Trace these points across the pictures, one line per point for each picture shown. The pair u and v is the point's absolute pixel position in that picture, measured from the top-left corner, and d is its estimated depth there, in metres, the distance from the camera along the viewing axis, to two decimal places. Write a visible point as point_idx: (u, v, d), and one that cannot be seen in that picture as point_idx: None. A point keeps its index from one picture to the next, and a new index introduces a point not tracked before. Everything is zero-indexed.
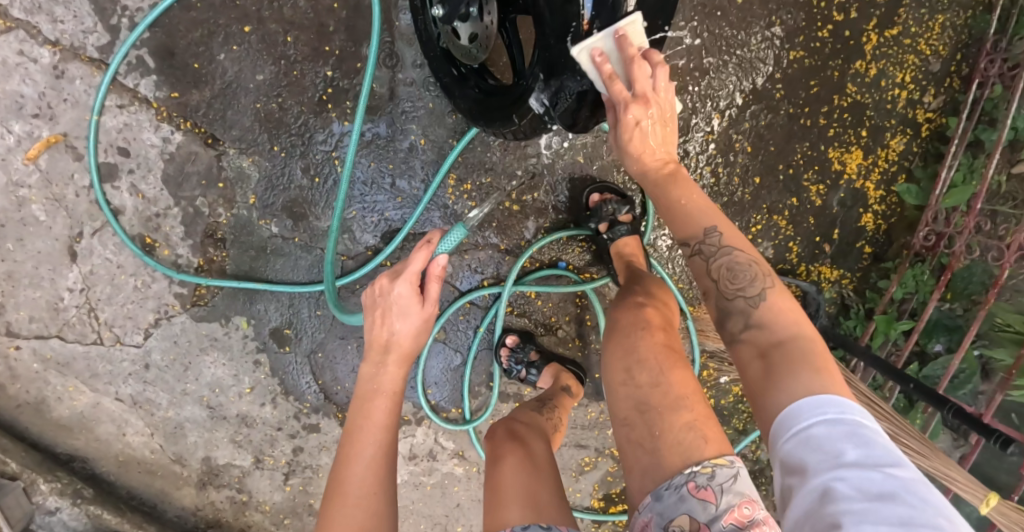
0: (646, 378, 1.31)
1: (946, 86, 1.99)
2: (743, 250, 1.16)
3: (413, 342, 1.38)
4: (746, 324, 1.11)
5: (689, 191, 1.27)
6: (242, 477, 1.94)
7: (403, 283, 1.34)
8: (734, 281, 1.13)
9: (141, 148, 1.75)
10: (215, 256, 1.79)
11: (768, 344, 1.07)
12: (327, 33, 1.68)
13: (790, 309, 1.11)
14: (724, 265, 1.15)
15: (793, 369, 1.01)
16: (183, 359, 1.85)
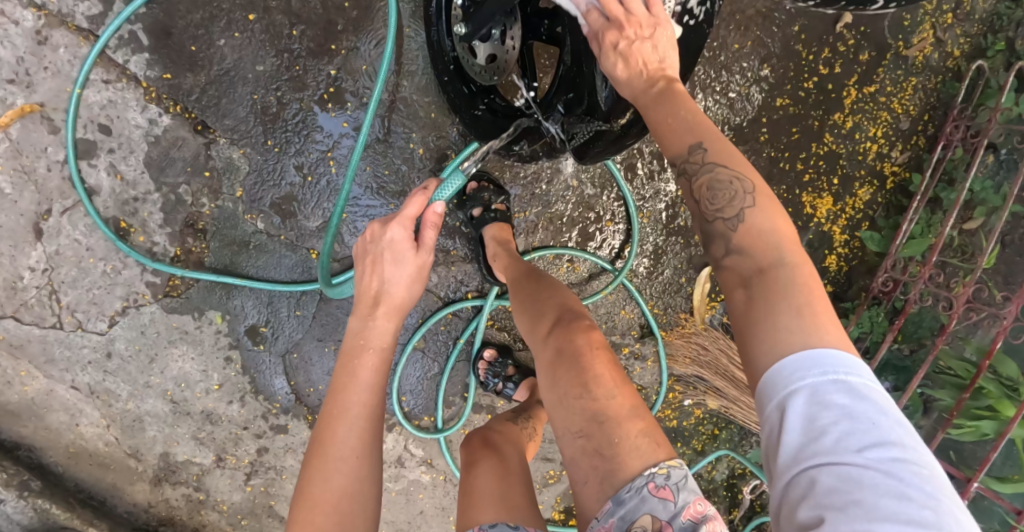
0: (601, 392, 1.34)
1: (912, 144, 2.14)
2: (727, 166, 1.03)
3: (403, 293, 1.44)
4: (728, 250, 1.00)
5: (671, 108, 1.11)
6: (201, 476, 1.88)
7: (396, 228, 1.42)
8: (714, 203, 1.02)
9: (124, 128, 1.68)
10: (193, 246, 1.73)
11: (752, 270, 0.96)
12: (334, 31, 1.65)
13: (783, 227, 0.98)
14: (706, 183, 1.03)
15: (773, 306, 0.91)
16: (149, 350, 1.78)
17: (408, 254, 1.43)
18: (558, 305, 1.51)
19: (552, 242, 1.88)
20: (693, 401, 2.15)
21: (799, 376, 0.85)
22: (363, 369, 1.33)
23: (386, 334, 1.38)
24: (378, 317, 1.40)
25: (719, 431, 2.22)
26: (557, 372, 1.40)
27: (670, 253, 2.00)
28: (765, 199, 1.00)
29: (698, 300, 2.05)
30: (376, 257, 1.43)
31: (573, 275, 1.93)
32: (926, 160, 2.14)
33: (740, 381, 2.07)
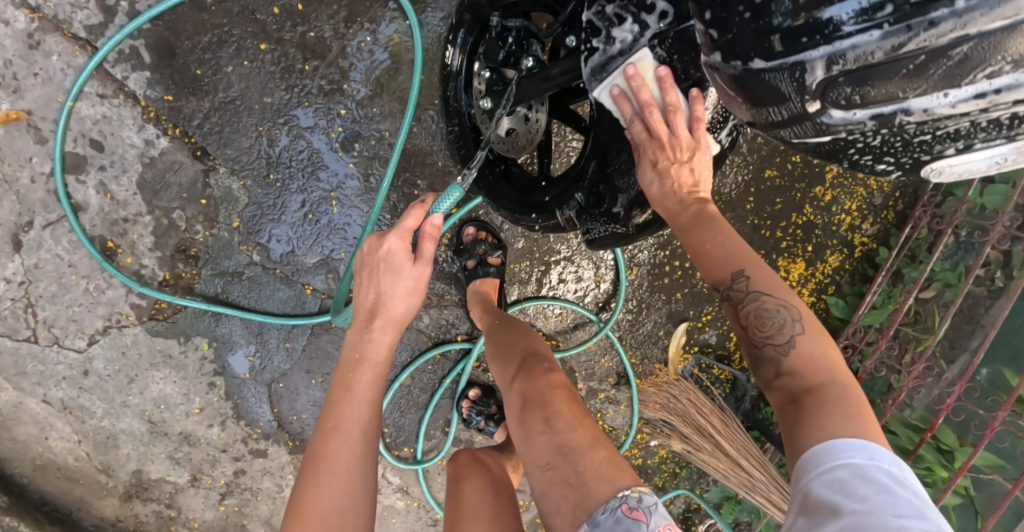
0: (561, 427, 1.36)
1: (881, 218, 2.28)
2: (774, 295, 1.11)
3: (402, 306, 1.29)
4: (779, 373, 1.07)
5: (706, 232, 1.18)
6: (174, 493, 1.88)
7: (394, 237, 1.27)
8: (763, 329, 1.10)
9: (118, 145, 1.60)
10: (184, 272, 1.69)
11: (803, 389, 1.04)
12: (348, 71, 1.62)
13: (833, 355, 1.07)
14: (754, 311, 1.11)
15: (827, 412, 0.97)
16: (129, 371, 1.75)
17: (406, 266, 1.28)
18: (524, 352, 1.56)
19: (541, 292, 1.93)
20: (659, 442, 2.32)
21: (853, 456, 0.90)
22: (359, 384, 1.23)
23: (382, 347, 1.27)
24: (374, 330, 1.27)
25: (680, 470, 2.40)
26: (525, 415, 1.44)
27: (654, 308, 2.17)
28: (814, 329, 1.08)
29: (673, 351, 2.23)
30: (374, 269, 1.30)
31: (560, 324, 2.00)
32: (894, 235, 2.28)
33: (704, 429, 2.20)
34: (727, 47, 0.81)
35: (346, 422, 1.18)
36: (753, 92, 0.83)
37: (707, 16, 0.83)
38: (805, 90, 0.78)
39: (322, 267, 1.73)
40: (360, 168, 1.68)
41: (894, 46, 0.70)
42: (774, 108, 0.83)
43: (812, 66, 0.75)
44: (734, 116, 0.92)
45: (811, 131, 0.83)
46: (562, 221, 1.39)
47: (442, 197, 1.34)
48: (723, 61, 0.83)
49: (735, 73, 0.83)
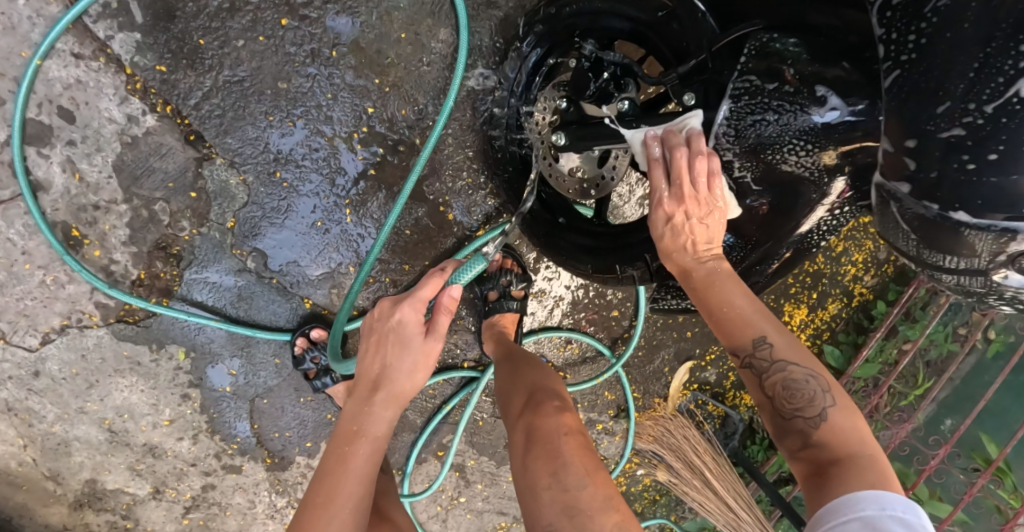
0: (572, 482, 1.07)
1: (882, 271, 2.19)
2: (801, 363, 0.94)
3: (409, 383, 1.10)
4: (804, 444, 0.92)
5: (725, 289, 0.94)
6: (132, 505, 1.66)
7: (406, 308, 1.07)
8: (791, 402, 0.93)
9: (91, 117, 1.30)
10: (162, 272, 1.42)
11: (827, 462, 0.88)
12: (382, 63, 1.35)
13: (862, 429, 0.90)
14: (781, 381, 0.94)
15: (851, 489, 0.82)
16: (89, 376, 1.52)
17: (415, 342, 1.09)
18: (530, 387, 1.28)
19: (561, 323, 1.79)
20: (646, 471, 2.29)
21: (867, 507, 0.78)
22: (356, 459, 1.05)
23: (383, 421, 1.08)
24: (375, 405, 1.08)
25: (660, 497, 2.38)
26: (528, 460, 1.14)
27: (664, 346, 2.09)
28: (843, 400, 0.92)
29: (675, 388, 2.16)
30: (382, 336, 1.10)
31: (571, 357, 1.87)
32: (896, 291, 2.20)
33: (695, 466, 2.15)
34: (928, 187, 0.71)
35: (339, 500, 1.01)
36: (936, 236, 0.73)
37: (911, 145, 0.70)
38: (1000, 252, 0.70)
39: (326, 281, 1.50)
40: (380, 176, 1.42)
41: None
42: (952, 257, 0.74)
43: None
44: (883, 240, 0.83)
45: (977, 285, 0.76)
46: (621, 277, 1.19)
47: (463, 268, 1.13)
48: (913, 197, 0.73)
49: (924, 214, 0.73)
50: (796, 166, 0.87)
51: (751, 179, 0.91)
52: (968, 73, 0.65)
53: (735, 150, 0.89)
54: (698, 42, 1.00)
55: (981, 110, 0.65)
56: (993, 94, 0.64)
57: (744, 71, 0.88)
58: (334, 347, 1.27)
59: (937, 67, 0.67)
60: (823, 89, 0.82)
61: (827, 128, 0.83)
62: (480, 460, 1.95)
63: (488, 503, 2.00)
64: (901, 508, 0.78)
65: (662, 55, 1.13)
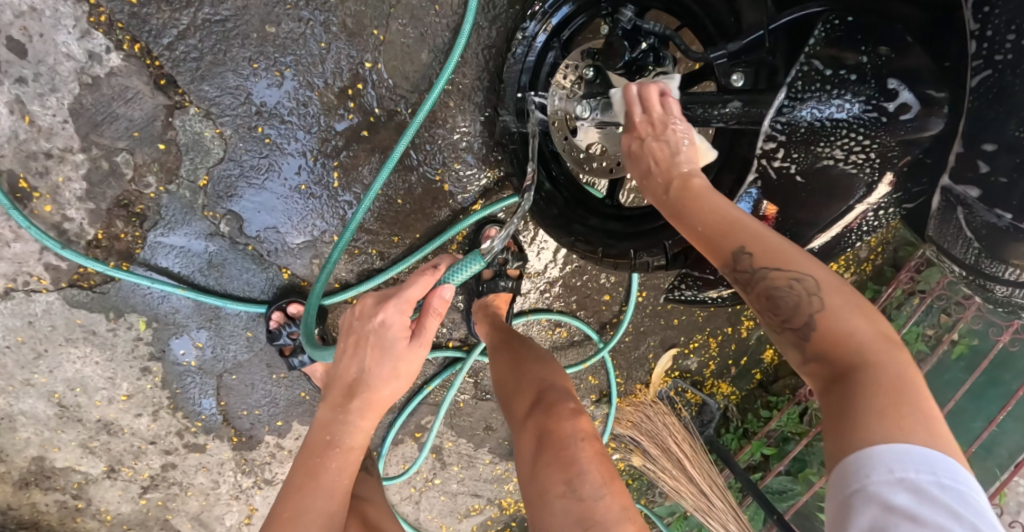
0: (589, 492, 1.03)
1: (861, 269, 2.08)
2: (787, 264, 0.76)
3: (387, 390, 1.02)
4: (804, 360, 0.74)
5: (703, 200, 0.85)
6: (84, 485, 1.53)
7: (390, 309, 0.98)
8: (777, 316, 0.76)
9: (46, 53, 1.14)
10: (123, 232, 1.28)
11: (826, 379, 0.71)
12: (382, 12, 1.22)
13: (868, 328, 0.71)
14: (765, 291, 0.77)
15: (848, 421, 0.66)
16: (36, 344, 1.37)
17: (399, 347, 1.00)
18: (538, 384, 1.20)
19: (551, 306, 1.71)
20: (621, 456, 2.26)
21: (872, 474, 0.62)
22: (328, 470, 0.99)
23: (361, 430, 1.02)
24: (351, 414, 1.01)
25: (632, 481, 2.36)
26: (538, 464, 1.09)
27: (650, 333, 2.04)
28: (840, 297, 0.73)
29: (657, 376, 2.11)
30: (361, 337, 1.00)
31: (558, 340, 1.80)
32: (874, 290, 2.07)
33: (670, 452, 2.15)
34: (1003, 193, 0.71)
35: (307, 516, 0.95)
36: (1004, 247, 0.72)
37: (989, 149, 0.71)
38: None
39: (308, 250, 1.38)
40: (373, 140, 1.30)
41: None
42: (1013, 269, 0.73)
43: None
44: (937, 248, 0.81)
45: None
46: (634, 262, 1.14)
47: (459, 266, 1.03)
48: (983, 203, 0.73)
49: (994, 224, 0.72)
50: (847, 160, 0.85)
51: (795, 171, 0.87)
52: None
53: (786, 138, 0.85)
54: (750, 17, 0.93)
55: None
56: None
57: (809, 56, 0.84)
58: (308, 329, 1.18)
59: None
60: (894, 81, 0.80)
61: (892, 122, 0.81)
62: (458, 442, 1.87)
63: (463, 485, 1.93)
64: (914, 473, 0.60)
65: (701, 28, 1.06)
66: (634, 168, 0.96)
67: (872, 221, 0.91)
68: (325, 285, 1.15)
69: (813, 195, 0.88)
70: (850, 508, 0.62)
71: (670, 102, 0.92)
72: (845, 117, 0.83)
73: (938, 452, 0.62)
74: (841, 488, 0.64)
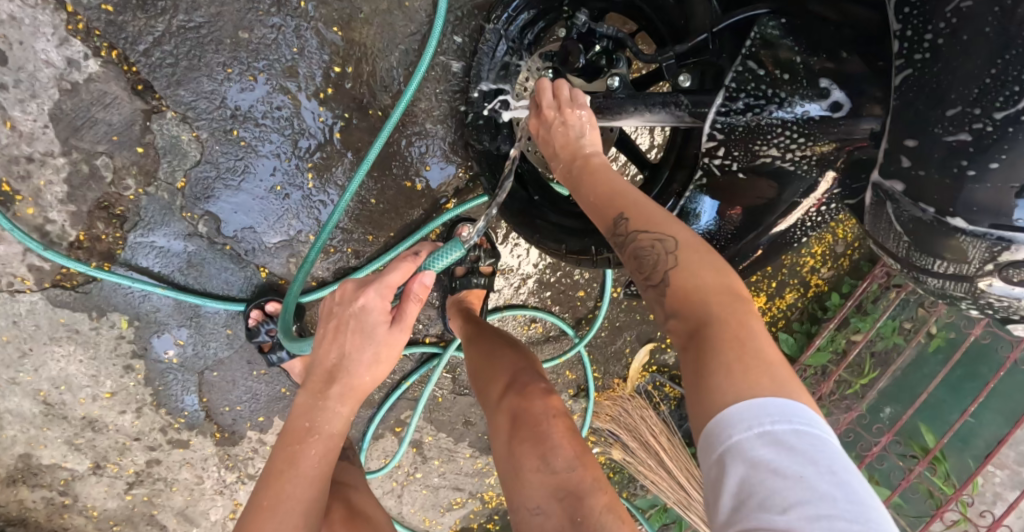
0: (562, 464, 1.09)
1: (839, 264, 2.14)
2: (653, 226, 0.80)
3: (368, 376, 1.05)
4: (666, 317, 0.77)
5: (594, 178, 0.92)
6: (70, 481, 1.56)
7: (371, 293, 1.02)
8: (641, 277, 0.79)
9: (25, 60, 1.17)
10: (103, 234, 1.32)
11: (685, 336, 0.74)
12: (353, 18, 1.27)
13: (718, 282, 0.74)
14: (633, 254, 0.80)
15: (704, 370, 0.68)
16: (22, 344, 1.41)
17: (381, 331, 1.03)
18: (512, 367, 1.24)
19: (526, 302, 1.76)
20: (602, 450, 2.31)
21: (733, 430, 0.62)
22: (307, 457, 1.00)
23: (341, 417, 1.03)
24: (331, 400, 1.02)
25: (613, 474, 2.40)
26: (513, 443, 1.13)
27: (627, 328, 2.09)
28: (696, 255, 0.76)
29: (634, 370, 2.16)
30: (341, 323, 1.03)
31: (535, 335, 1.85)
32: (850, 284, 2.15)
33: (649, 445, 2.20)
34: (925, 187, 0.67)
35: (287, 503, 0.97)
36: (930, 240, 0.70)
37: (910, 144, 0.67)
38: (990, 260, 0.67)
39: (284, 250, 1.42)
40: (345, 141, 1.34)
41: None
42: (941, 261, 0.71)
43: (1019, 248, 0.65)
44: (871, 239, 0.78)
45: (959, 291, 0.73)
46: (596, 258, 1.13)
47: (439, 251, 1.08)
48: (909, 197, 0.69)
49: (920, 217, 0.69)
50: (786, 158, 0.88)
51: (737, 167, 0.91)
52: (982, 78, 0.62)
53: (725, 137, 0.88)
54: (699, 18, 0.97)
55: (991, 118, 0.62)
56: (1005, 102, 0.61)
57: (745, 57, 0.85)
58: (286, 323, 1.22)
59: (953, 70, 0.63)
60: (826, 81, 0.82)
61: (825, 120, 0.82)
62: (439, 436, 1.92)
63: (445, 479, 1.97)
64: (770, 423, 0.61)
65: (656, 31, 1.10)
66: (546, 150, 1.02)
67: (813, 217, 0.94)
68: (304, 280, 1.21)
69: (750, 191, 0.93)
70: (719, 471, 0.62)
71: (576, 93, 0.99)
72: (782, 117, 0.84)
73: (787, 398, 0.64)
74: (708, 453, 0.64)
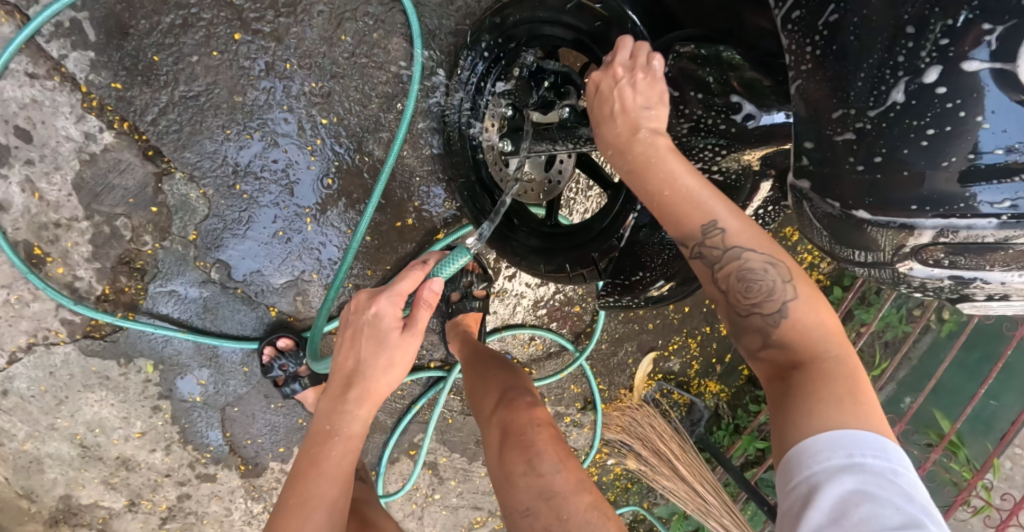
0: (546, 467, 1.15)
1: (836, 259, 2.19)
2: (757, 249, 0.83)
3: (384, 381, 1.04)
4: (765, 344, 0.82)
5: (666, 169, 0.86)
6: (108, 519, 1.67)
7: (383, 300, 1.03)
8: (745, 298, 0.82)
9: (48, 137, 1.30)
10: (127, 286, 1.44)
11: (787, 365, 0.79)
12: (335, 74, 1.39)
13: (828, 322, 0.81)
14: (736, 272, 0.82)
15: (814, 396, 0.74)
16: (58, 392, 1.53)
17: (393, 337, 1.03)
18: (503, 383, 1.32)
19: (524, 321, 1.85)
20: (616, 461, 2.35)
21: (831, 456, 0.69)
22: (329, 458, 1.00)
23: (359, 420, 1.03)
24: (349, 402, 1.02)
25: (630, 485, 2.44)
26: (503, 453, 1.20)
27: (628, 339, 2.16)
28: (805, 289, 0.82)
29: (639, 379, 2.21)
30: (357, 331, 1.04)
31: (535, 352, 1.93)
32: (849, 279, 2.21)
33: (662, 453, 2.24)
34: (828, 183, 0.71)
35: (313, 502, 0.97)
36: (842, 232, 0.74)
37: (809, 146, 0.72)
38: (901, 245, 0.70)
39: (291, 289, 1.53)
40: (338, 186, 1.47)
41: (1006, 235, 0.65)
42: (859, 252, 0.74)
43: (920, 232, 0.67)
44: (804, 237, 0.82)
45: (885, 276, 0.76)
46: (571, 275, 1.23)
47: (446, 260, 1.05)
48: (817, 194, 0.73)
49: (831, 213, 0.73)
50: (716, 169, 0.96)
51: None
52: (856, 82, 0.66)
53: None
54: None
55: (867, 117, 0.66)
56: (876, 100, 0.65)
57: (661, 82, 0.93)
58: (313, 347, 1.31)
59: (832, 77, 0.68)
60: (736, 97, 0.87)
61: (742, 132, 0.89)
62: (452, 457, 1.99)
63: (463, 498, 2.04)
64: (872, 457, 0.68)
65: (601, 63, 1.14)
66: (595, 113, 0.94)
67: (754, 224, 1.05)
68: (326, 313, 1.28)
69: None
70: (812, 490, 0.68)
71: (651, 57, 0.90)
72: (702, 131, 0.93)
73: (888, 440, 0.71)
74: (799, 472, 0.70)
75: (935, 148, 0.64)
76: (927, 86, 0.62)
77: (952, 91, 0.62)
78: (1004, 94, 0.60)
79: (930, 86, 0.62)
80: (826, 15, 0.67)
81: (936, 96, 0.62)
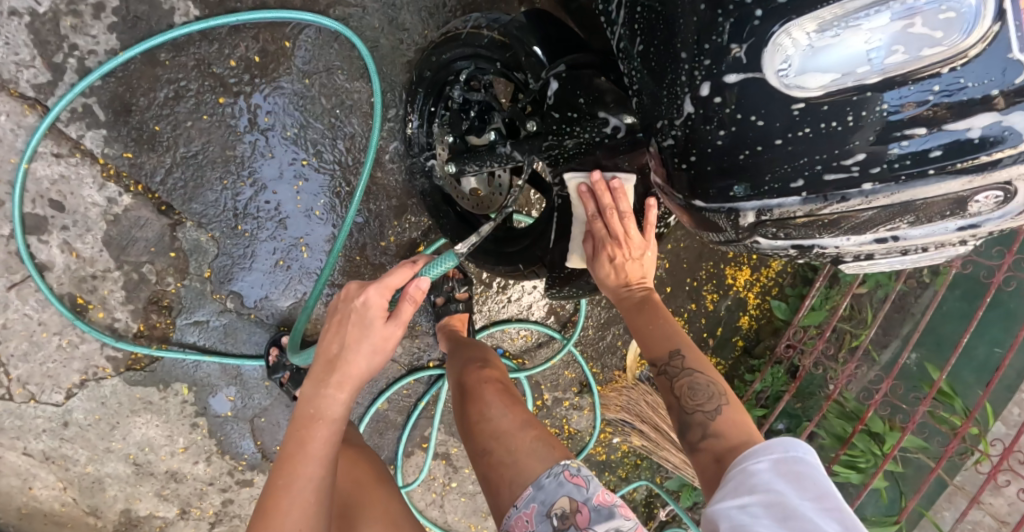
0: (492, 411, 1.32)
1: None
2: (704, 371, 1.14)
3: (365, 367, 1.12)
4: (705, 434, 1.08)
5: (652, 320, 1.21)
6: (164, 527, 1.91)
7: (372, 291, 1.11)
8: (693, 400, 1.11)
9: (78, 205, 1.54)
10: (158, 322, 1.67)
11: (723, 449, 1.03)
12: (309, 120, 1.64)
13: (746, 421, 1.09)
14: (686, 383, 1.13)
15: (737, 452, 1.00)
16: (110, 419, 1.77)
17: (376, 325, 1.11)
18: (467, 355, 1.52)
19: (510, 316, 2.04)
20: (621, 439, 2.47)
21: (772, 458, 0.88)
22: (315, 440, 1.07)
23: (340, 403, 1.09)
24: (330, 386, 1.09)
25: (641, 461, 2.56)
26: (461, 407, 1.39)
27: (615, 323, 2.34)
28: (735, 401, 1.12)
29: (630, 359, 2.38)
30: (344, 317, 1.13)
31: (526, 344, 2.11)
32: None
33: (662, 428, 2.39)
34: (673, 178, 0.87)
35: (300, 482, 1.04)
36: (694, 217, 0.89)
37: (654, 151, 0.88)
38: (740, 225, 0.86)
39: (296, 309, 1.77)
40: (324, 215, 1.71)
41: (812, 208, 0.79)
42: (714, 233, 0.91)
43: (745, 213, 0.83)
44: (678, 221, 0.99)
45: (744, 248, 0.93)
46: (525, 272, 1.41)
47: (433, 262, 1.20)
48: (666, 185, 0.90)
49: (682, 203, 0.89)
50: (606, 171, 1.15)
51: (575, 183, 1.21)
52: (661, 99, 0.82)
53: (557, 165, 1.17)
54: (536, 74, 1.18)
55: (675, 126, 0.81)
56: (676, 112, 0.80)
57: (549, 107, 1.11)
58: (293, 340, 1.51)
59: (650, 97, 0.84)
60: (602, 113, 1.03)
61: (615, 140, 1.06)
62: (463, 446, 2.19)
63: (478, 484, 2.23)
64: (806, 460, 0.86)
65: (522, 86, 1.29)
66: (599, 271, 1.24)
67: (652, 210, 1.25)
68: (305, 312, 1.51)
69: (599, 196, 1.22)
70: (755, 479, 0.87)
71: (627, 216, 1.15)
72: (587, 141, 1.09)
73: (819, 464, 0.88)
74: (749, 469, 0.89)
75: (728, 143, 0.77)
76: (705, 98, 0.77)
77: (723, 100, 0.75)
78: (764, 98, 0.74)
79: (706, 97, 0.77)
80: (635, 46, 0.85)
81: (715, 105, 0.76)
